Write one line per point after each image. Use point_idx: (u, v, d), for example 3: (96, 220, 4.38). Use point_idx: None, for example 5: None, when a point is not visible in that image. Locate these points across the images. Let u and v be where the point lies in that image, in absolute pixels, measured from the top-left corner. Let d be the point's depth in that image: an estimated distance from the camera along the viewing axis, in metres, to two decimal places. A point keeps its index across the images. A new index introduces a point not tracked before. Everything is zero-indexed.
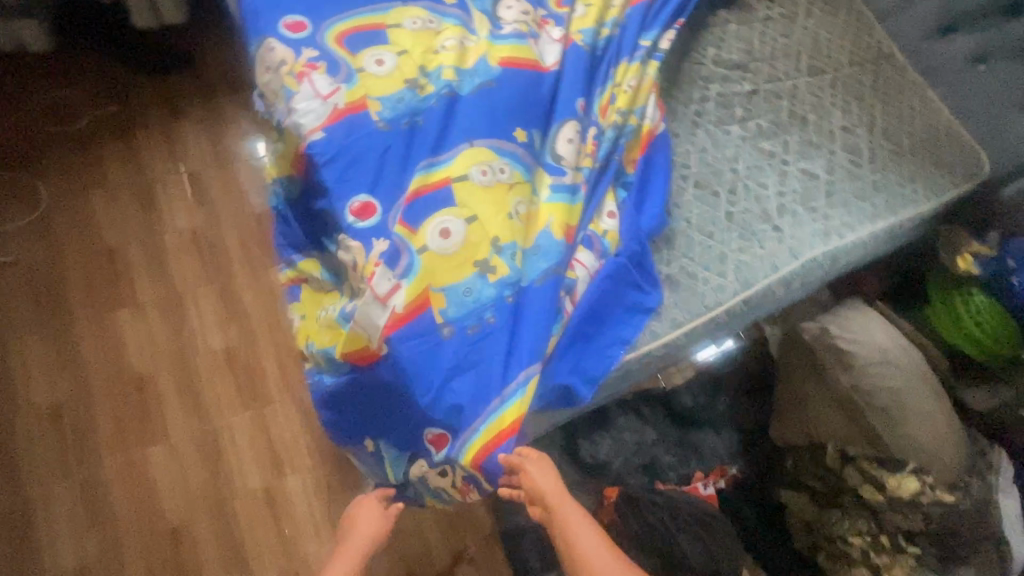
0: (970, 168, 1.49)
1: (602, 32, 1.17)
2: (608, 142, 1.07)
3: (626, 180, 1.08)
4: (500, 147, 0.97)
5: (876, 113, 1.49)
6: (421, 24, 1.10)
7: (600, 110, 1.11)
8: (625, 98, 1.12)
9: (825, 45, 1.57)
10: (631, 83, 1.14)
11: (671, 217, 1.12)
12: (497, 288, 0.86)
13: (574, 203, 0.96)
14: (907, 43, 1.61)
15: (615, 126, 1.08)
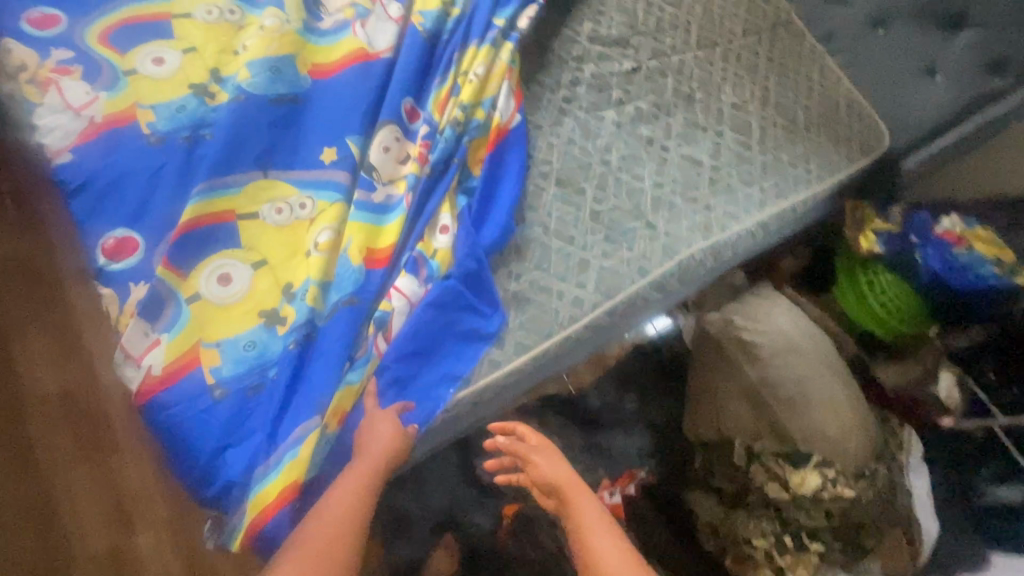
0: (871, 140, 1.41)
1: (450, 11, 1.01)
2: (444, 143, 0.92)
3: (470, 187, 0.96)
4: (304, 174, 0.85)
5: (770, 86, 1.39)
6: (218, 11, 0.93)
7: (438, 106, 0.95)
8: (471, 90, 0.96)
9: (718, 15, 1.45)
10: (478, 69, 0.98)
11: (525, 223, 1.00)
12: (285, 339, 0.75)
13: (383, 223, 0.85)
14: (806, 10, 1.53)
15: (451, 125, 0.93)
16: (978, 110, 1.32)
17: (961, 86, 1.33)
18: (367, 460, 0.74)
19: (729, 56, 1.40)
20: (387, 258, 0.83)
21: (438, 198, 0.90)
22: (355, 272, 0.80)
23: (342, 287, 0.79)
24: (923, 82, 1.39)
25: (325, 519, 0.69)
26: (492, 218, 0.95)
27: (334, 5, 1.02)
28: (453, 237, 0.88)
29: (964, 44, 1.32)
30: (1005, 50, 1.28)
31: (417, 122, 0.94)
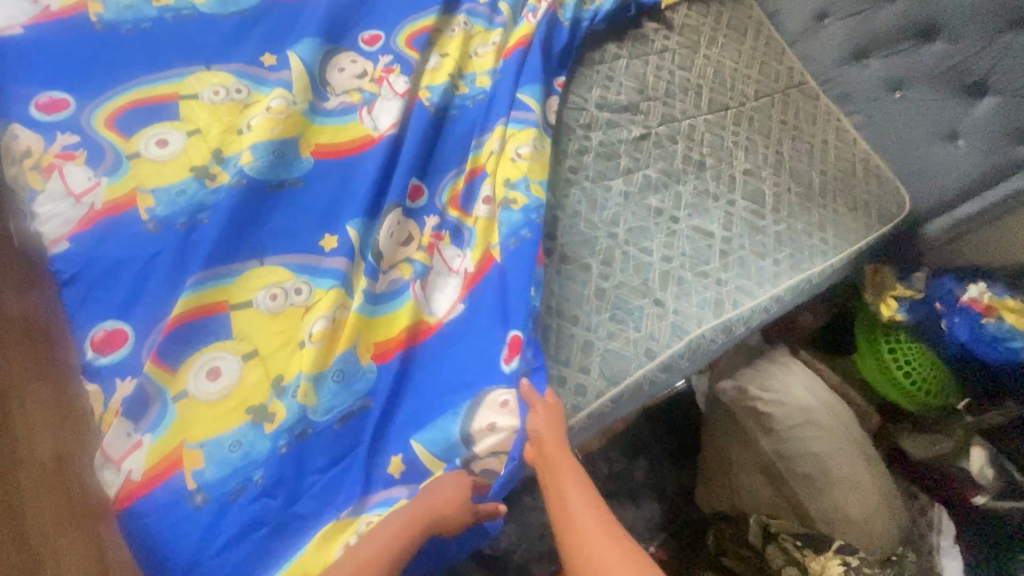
0: (891, 208, 1.36)
1: (457, 87, 1.08)
2: (462, 231, 0.97)
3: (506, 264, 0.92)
4: (301, 262, 0.85)
5: (784, 150, 1.37)
6: (224, 92, 0.94)
7: (453, 194, 0.99)
8: (510, 168, 1.00)
9: (730, 77, 1.44)
10: (521, 150, 1.02)
11: None
12: (273, 438, 0.75)
13: (376, 314, 0.86)
14: (819, 69, 1.51)
15: (507, 208, 0.96)
16: (1009, 176, 1.25)
17: (983, 154, 1.28)
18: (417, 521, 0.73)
19: (740, 120, 1.38)
20: (392, 349, 0.85)
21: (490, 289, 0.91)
22: (366, 372, 0.83)
23: (350, 390, 0.81)
24: (942, 147, 1.34)
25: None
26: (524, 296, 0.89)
27: (338, 82, 1.04)
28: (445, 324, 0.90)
29: (984, 112, 1.27)
30: None
31: (421, 203, 0.97)
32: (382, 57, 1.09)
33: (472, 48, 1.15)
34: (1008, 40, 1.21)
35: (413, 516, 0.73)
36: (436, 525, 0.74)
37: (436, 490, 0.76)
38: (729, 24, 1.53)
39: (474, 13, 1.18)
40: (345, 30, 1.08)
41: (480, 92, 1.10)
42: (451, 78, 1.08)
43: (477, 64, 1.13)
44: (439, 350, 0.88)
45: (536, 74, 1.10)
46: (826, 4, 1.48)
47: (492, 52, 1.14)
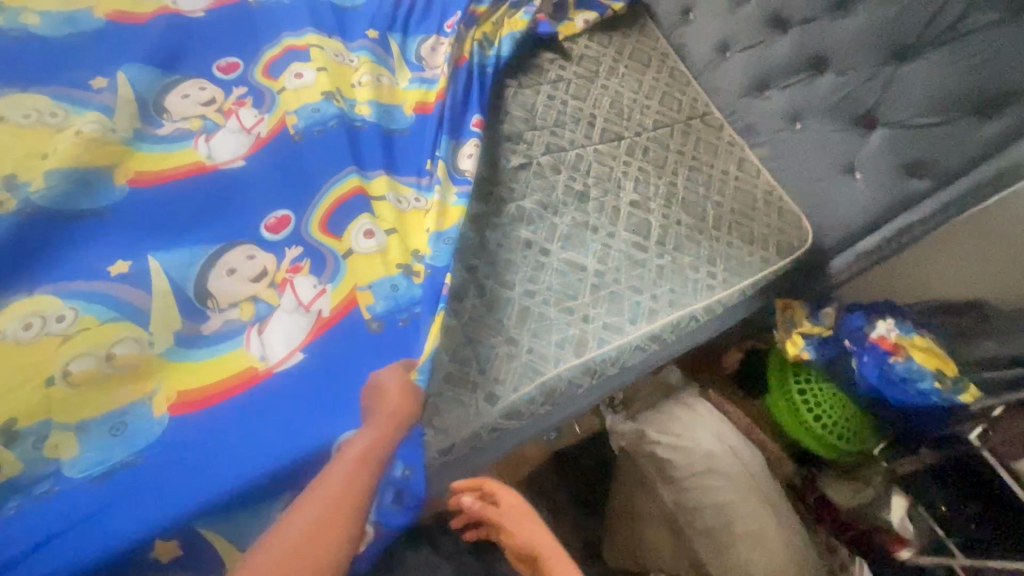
0: (793, 242, 1.31)
1: (334, 98, 1.05)
2: (323, 259, 0.92)
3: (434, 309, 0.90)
4: (73, 291, 0.80)
5: (678, 180, 1.32)
6: (35, 115, 0.89)
7: (318, 221, 0.95)
8: (414, 230, 1.00)
9: (627, 107, 1.40)
10: (416, 199, 1.03)
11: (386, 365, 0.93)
12: (6, 495, 0.70)
13: (193, 361, 0.81)
14: (725, 101, 1.47)
15: (407, 274, 0.94)
16: (902, 211, 1.21)
17: (879, 188, 1.23)
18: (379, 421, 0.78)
19: (633, 150, 1.33)
20: (206, 406, 0.79)
21: (370, 351, 0.86)
22: (151, 425, 0.76)
23: (122, 442, 0.75)
24: (842, 179, 1.29)
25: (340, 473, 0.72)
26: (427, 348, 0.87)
27: (179, 107, 0.99)
28: (274, 374, 0.83)
29: (876, 144, 1.23)
30: (918, 152, 1.17)
31: (285, 235, 0.93)
32: (236, 88, 1.04)
33: (356, 78, 1.14)
34: (893, 70, 1.17)
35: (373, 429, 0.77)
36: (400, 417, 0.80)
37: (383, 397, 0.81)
38: (631, 55, 1.50)
39: (363, 48, 1.19)
40: (194, 59, 1.05)
41: (359, 119, 1.08)
42: (330, 90, 1.06)
43: (361, 92, 1.12)
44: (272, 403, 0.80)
45: (459, 131, 1.12)
46: (727, 35, 1.44)
47: (378, 85, 1.14)
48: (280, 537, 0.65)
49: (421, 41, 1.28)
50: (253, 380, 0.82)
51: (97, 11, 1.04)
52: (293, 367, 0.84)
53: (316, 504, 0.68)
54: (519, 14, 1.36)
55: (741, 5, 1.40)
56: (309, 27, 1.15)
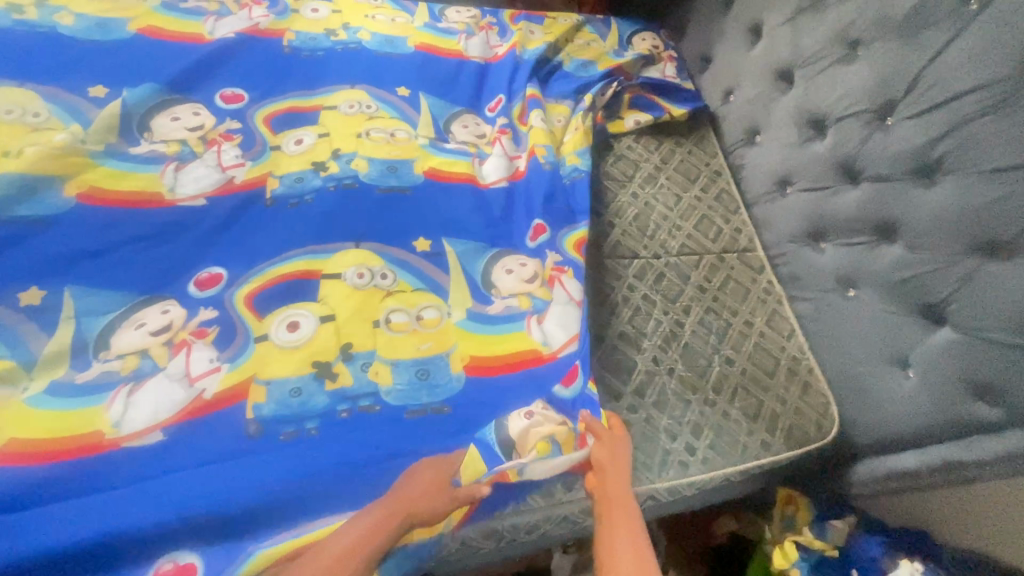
0: (809, 430, 1.08)
1: (323, 168, 1.01)
2: (233, 332, 0.82)
3: (424, 444, 0.80)
4: None
5: (687, 321, 1.13)
6: (18, 111, 0.90)
7: (245, 295, 0.86)
8: (357, 319, 0.87)
9: (654, 223, 1.25)
10: (382, 277, 0.92)
11: (266, 459, 0.74)
12: None
13: (59, 409, 0.73)
14: (772, 241, 1.30)
15: (320, 376, 0.81)
16: (974, 433, 0.95)
17: (935, 399, 0.99)
18: (389, 506, 0.73)
19: (641, 274, 1.17)
20: (52, 458, 0.69)
21: (269, 448, 0.76)
22: None
23: None
24: (890, 373, 1.07)
25: (348, 539, 0.70)
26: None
27: (166, 129, 0.97)
28: (118, 449, 0.72)
29: (939, 345, 0.99)
30: (987, 375, 0.92)
31: (208, 294, 0.85)
32: (230, 120, 1.01)
33: (365, 128, 1.09)
34: (975, 266, 0.93)
35: (390, 507, 0.73)
36: (411, 517, 0.74)
37: (411, 479, 0.76)
38: (677, 167, 1.35)
39: (386, 103, 1.14)
40: (200, 84, 1.03)
41: (351, 173, 1.02)
42: (318, 159, 1.02)
43: (365, 144, 1.06)
44: (131, 476, 0.70)
45: (457, 219, 1.02)
46: (790, 170, 1.25)
47: (389, 141, 1.08)
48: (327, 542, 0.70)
49: (454, 113, 1.20)
50: (97, 447, 0.71)
51: (133, 23, 1.05)
52: (142, 446, 0.72)
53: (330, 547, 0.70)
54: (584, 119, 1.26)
55: (812, 141, 1.20)
56: (342, 82, 1.14)
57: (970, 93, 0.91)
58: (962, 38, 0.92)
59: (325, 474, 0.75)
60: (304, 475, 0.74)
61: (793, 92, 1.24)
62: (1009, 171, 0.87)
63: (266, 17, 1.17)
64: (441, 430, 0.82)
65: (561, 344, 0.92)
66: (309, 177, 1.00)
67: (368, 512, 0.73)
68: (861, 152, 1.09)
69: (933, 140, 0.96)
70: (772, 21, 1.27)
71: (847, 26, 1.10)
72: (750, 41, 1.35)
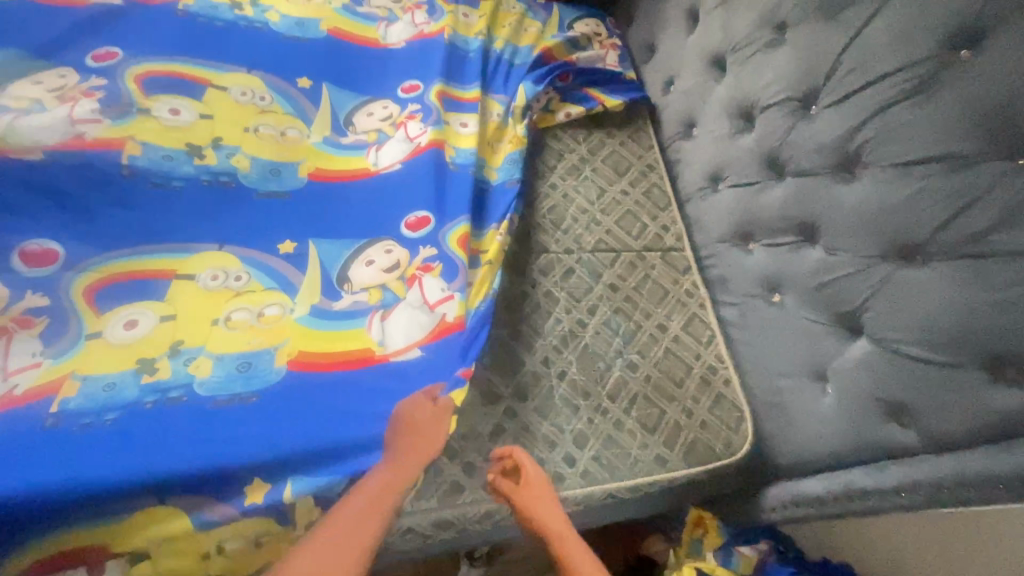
0: (715, 447, 0.98)
1: (199, 156, 0.96)
2: (64, 324, 0.77)
3: (242, 429, 0.75)
4: None
5: (592, 320, 1.05)
6: None
7: (85, 289, 0.80)
8: (196, 317, 0.83)
9: (570, 216, 1.17)
10: (236, 278, 0.87)
11: (52, 447, 0.67)
12: None
13: None
14: (702, 242, 1.20)
15: (140, 371, 0.76)
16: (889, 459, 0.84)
17: (850, 419, 0.89)
18: (404, 444, 0.77)
19: (546, 270, 1.08)
20: None
21: (59, 442, 0.68)
22: None
23: None
24: (808, 390, 0.96)
25: (371, 491, 0.73)
26: (210, 493, 0.72)
27: (18, 83, 0.93)
28: None
29: (855, 358, 0.88)
30: (900, 393, 0.82)
31: (41, 273, 0.79)
32: (96, 78, 0.97)
33: (255, 122, 1.03)
34: (891, 270, 0.83)
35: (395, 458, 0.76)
36: (421, 450, 0.78)
37: (409, 420, 0.79)
38: (605, 159, 1.27)
39: (284, 96, 1.08)
40: (71, 47, 1.00)
41: (230, 173, 0.96)
42: (195, 145, 0.97)
43: (251, 140, 1.01)
44: None
45: (334, 221, 0.97)
46: (720, 165, 1.15)
47: (279, 141, 1.03)
48: (340, 514, 0.71)
49: (359, 104, 1.13)
50: None
51: None
52: None
53: (352, 507, 0.72)
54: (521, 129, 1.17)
55: (742, 133, 1.10)
56: (236, 65, 1.08)
57: (888, 77, 0.82)
58: (882, 18, 0.83)
59: (120, 463, 0.68)
60: (91, 464, 0.67)
61: (725, 80, 1.14)
62: (926, 164, 0.78)
63: None
64: (255, 425, 0.76)
65: (397, 347, 0.87)
66: (180, 158, 0.95)
67: (388, 462, 0.76)
68: (785, 144, 0.99)
69: (851, 130, 0.87)
70: (708, 5, 1.19)
71: (775, 7, 1.01)
72: (689, 27, 1.26)
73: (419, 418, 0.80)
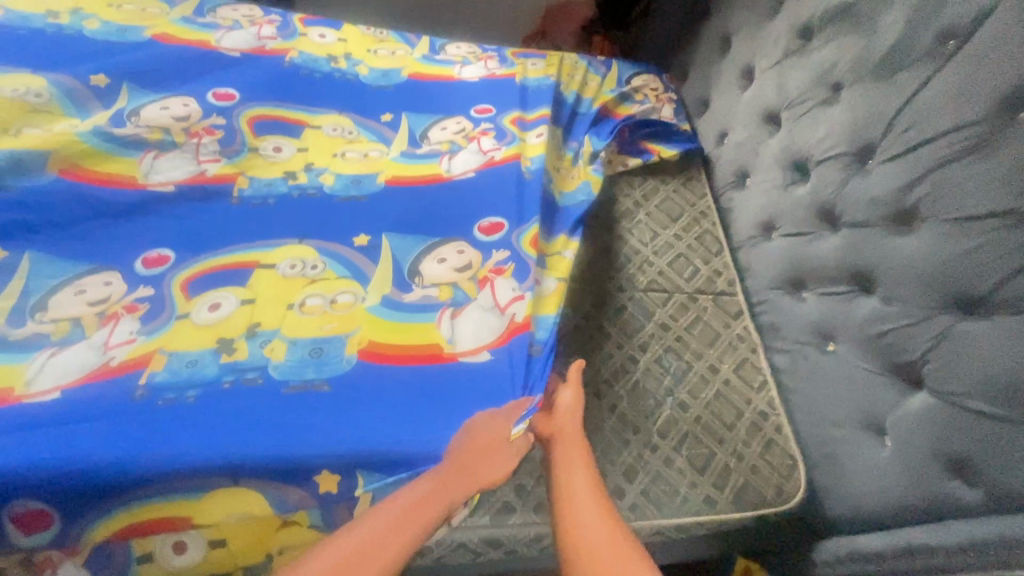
0: (765, 494, 0.97)
1: (292, 178, 1.08)
2: (161, 309, 0.87)
3: (308, 418, 0.81)
4: None
5: (644, 357, 1.08)
6: (22, 90, 1.04)
7: (182, 281, 0.91)
8: (273, 301, 0.91)
9: (624, 256, 1.22)
10: (312, 267, 0.96)
11: (142, 419, 0.76)
12: None
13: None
14: (753, 287, 1.22)
15: (218, 350, 0.85)
16: (951, 518, 0.82)
17: (909, 472, 0.87)
18: (467, 457, 0.80)
19: (600, 306, 1.13)
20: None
21: (147, 413, 0.76)
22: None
23: None
24: (864, 440, 0.95)
25: (418, 491, 0.76)
26: (284, 490, 0.78)
27: (151, 116, 1.08)
28: (18, 404, 0.74)
29: (915, 410, 0.87)
30: (964, 448, 0.80)
31: (152, 272, 0.91)
32: (216, 116, 1.12)
33: (342, 149, 1.15)
34: (951, 322, 0.83)
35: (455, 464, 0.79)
36: (480, 463, 0.80)
37: (474, 435, 0.82)
38: (659, 205, 1.33)
39: (368, 127, 1.21)
40: (193, 84, 1.16)
41: (316, 185, 1.08)
42: (291, 171, 1.09)
43: (337, 163, 1.12)
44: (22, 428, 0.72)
45: (400, 220, 1.05)
46: (773, 215, 1.18)
47: (361, 160, 1.14)
48: (388, 505, 0.75)
49: (432, 122, 1.25)
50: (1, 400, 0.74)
51: (149, 30, 1.22)
52: (42, 403, 0.75)
53: (399, 501, 0.75)
54: (591, 168, 1.24)
55: (796, 184, 1.14)
56: (330, 107, 1.22)
57: (944, 135, 0.85)
58: (937, 80, 0.87)
59: (193, 436, 0.75)
60: (173, 433, 0.75)
61: (779, 134, 1.19)
62: (985, 220, 0.79)
63: (273, 39, 1.30)
64: (320, 412, 0.81)
65: (468, 348, 0.92)
66: (278, 183, 1.06)
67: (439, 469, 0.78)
68: (840, 196, 1.02)
69: (907, 185, 0.89)
70: (763, 65, 1.26)
71: (829, 68, 1.07)
72: (743, 85, 1.33)
73: (486, 434, 0.82)
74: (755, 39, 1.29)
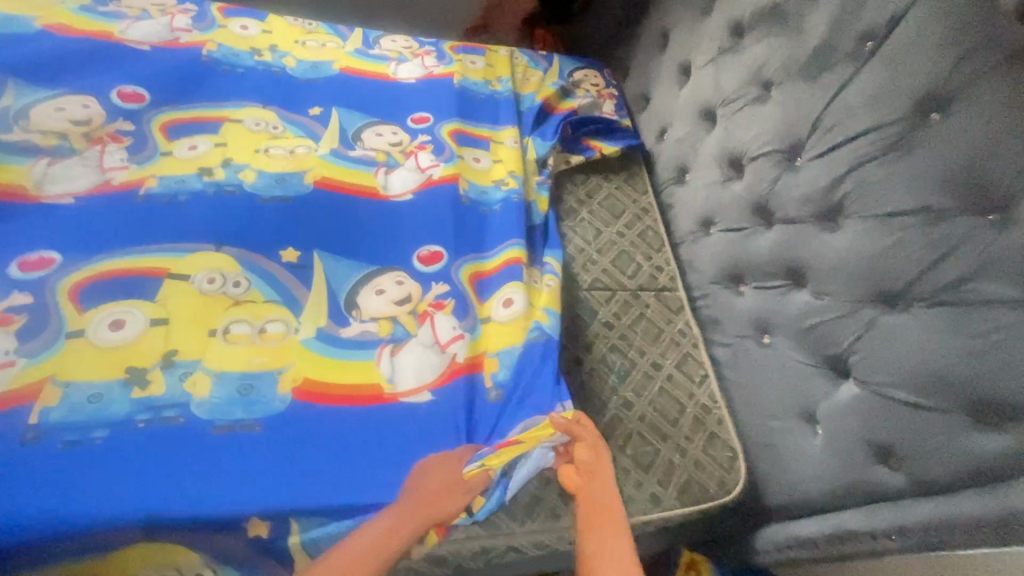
0: (708, 487, 0.99)
1: (208, 174, 1.01)
2: (43, 319, 0.80)
3: (236, 462, 0.76)
4: None
5: (589, 357, 1.08)
6: None
7: (69, 290, 0.83)
8: (190, 325, 0.85)
9: (568, 256, 1.21)
10: (235, 283, 0.90)
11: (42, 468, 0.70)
12: None
13: None
14: (695, 284, 1.23)
15: (129, 383, 0.78)
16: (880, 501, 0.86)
17: (841, 460, 0.90)
18: (415, 503, 0.78)
19: None
20: None
21: (43, 459, 0.70)
22: None
23: None
24: (799, 431, 0.98)
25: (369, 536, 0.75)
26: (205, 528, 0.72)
27: (46, 119, 0.98)
28: None
29: (843, 401, 0.91)
30: (889, 435, 0.84)
31: (30, 277, 0.83)
32: (123, 120, 1.03)
33: (266, 145, 1.08)
34: (875, 315, 0.86)
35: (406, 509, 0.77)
36: (431, 508, 0.78)
37: (422, 481, 0.80)
38: (601, 203, 1.33)
39: (296, 123, 1.14)
40: (95, 82, 1.05)
41: (235, 184, 1.01)
42: (206, 167, 1.02)
43: (260, 160, 1.05)
44: None
45: (331, 233, 1.00)
46: (711, 211, 1.20)
47: (286, 158, 1.07)
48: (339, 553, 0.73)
49: (367, 122, 1.19)
50: None
51: (41, 20, 1.10)
52: None
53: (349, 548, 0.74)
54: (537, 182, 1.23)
55: (732, 180, 1.16)
56: (251, 101, 1.14)
57: (865, 135, 0.87)
58: (857, 81, 0.89)
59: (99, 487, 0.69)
60: (77, 485, 0.69)
61: (716, 131, 1.21)
62: (903, 216, 0.82)
63: (187, 31, 1.20)
64: (252, 450, 0.77)
65: (408, 388, 0.88)
66: (191, 180, 0.99)
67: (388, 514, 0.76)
68: (772, 193, 1.04)
69: (833, 182, 0.92)
70: (699, 63, 1.27)
71: (760, 67, 1.09)
72: (681, 81, 1.34)
73: (435, 479, 0.80)
74: (691, 37, 1.30)
